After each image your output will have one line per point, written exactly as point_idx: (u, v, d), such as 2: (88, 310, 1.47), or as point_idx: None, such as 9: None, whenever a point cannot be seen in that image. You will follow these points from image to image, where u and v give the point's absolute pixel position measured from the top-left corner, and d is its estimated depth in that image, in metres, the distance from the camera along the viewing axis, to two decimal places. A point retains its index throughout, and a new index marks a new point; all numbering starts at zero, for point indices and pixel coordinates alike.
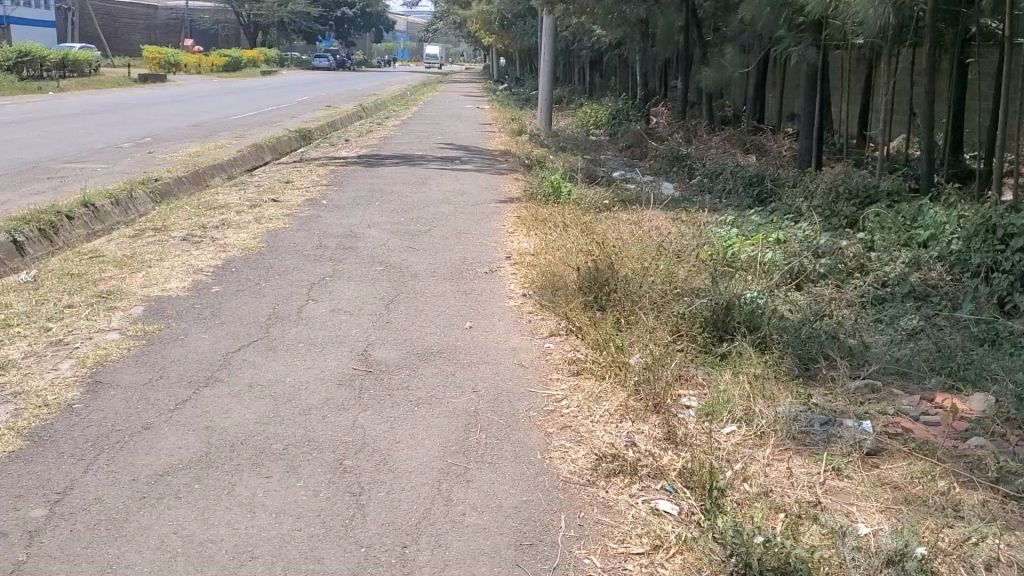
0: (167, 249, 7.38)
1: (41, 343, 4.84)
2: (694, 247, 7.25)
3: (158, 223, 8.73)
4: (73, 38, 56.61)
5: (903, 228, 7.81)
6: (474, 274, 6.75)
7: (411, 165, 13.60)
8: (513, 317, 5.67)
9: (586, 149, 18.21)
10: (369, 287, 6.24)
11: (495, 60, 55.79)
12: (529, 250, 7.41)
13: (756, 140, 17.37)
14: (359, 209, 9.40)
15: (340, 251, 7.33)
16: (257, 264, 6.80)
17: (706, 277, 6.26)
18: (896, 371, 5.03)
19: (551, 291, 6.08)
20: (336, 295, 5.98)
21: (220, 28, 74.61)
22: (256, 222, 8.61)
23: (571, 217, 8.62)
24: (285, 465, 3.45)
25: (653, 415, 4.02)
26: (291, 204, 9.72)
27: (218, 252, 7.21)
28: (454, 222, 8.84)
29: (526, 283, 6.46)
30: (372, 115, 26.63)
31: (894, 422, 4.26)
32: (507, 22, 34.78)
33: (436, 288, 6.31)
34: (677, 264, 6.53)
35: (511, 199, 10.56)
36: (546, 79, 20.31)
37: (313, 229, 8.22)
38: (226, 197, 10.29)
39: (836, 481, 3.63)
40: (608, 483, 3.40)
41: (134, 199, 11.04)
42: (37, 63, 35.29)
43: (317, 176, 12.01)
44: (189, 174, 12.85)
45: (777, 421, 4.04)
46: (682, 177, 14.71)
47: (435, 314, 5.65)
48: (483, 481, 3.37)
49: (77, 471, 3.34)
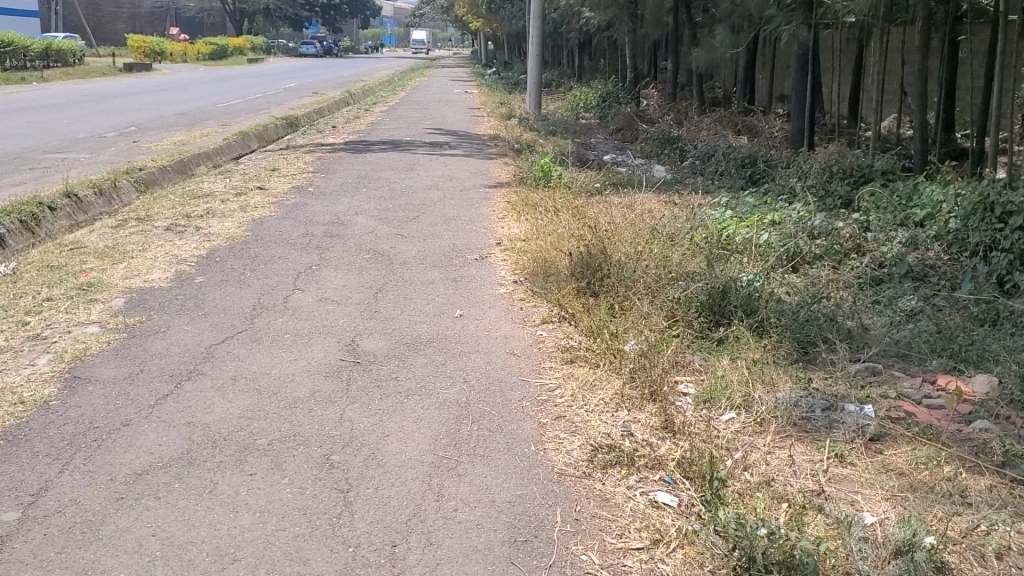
0: (149, 239, 7.23)
1: (18, 338, 4.71)
2: (688, 230, 7.12)
3: (141, 213, 8.58)
4: (56, 27, 56.00)
5: (899, 207, 7.71)
6: (463, 261, 6.61)
7: (399, 151, 13.44)
8: (505, 304, 5.55)
9: (575, 132, 18.05)
10: (356, 276, 6.10)
11: (483, 43, 55.41)
12: (520, 235, 7.27)
13: (747, 121, 17.25)
14: (346, 196, 9.25)
15: (327, 238, 7.19)
16: (241, 253, 6.66)
17: (701, 260, 6.14)
18: (896, 354, 4.92)
19: (542, 278, 5.95)
20: (323, 284, 5.84)
21: (205, 15, 73.95)
22: (241, 211, 8.46)
23: (562, 201, 8.49)
24: (270, 462, 3.32)
25: (649, 403, 3.91)
26: (277, 192, 9.56)
27: (202, 241, 7.06)
28: (443, 208, 8.71)
29: (517, 269, 6.33)
30: (359, 101, 26.39)
31: (896, 406, 4.16)
32: (495, 6, 34.53)
33: (426, 276, 6.18)
34: (671, 248, 6.41)
35: (500, 183, 10.42)
36: (535, 63, 20.12)
37: (300, 217, 8.08)
38: (211, 186, 10.12)
39: (839, 468, 3.52)
40: (605, 475, 3.28)
41: (117, 189, 10.86)
42: (20, 53, 34.93)
43: (305, 163, 11.85)
44: (174, 163, 12.67)
45: (777, 407, 3.93)
46: (674, 159, 14.59)
47: (425, 303, 5.52)
48: (475, 474, 3.25)
49: (52, 471, 3.21)
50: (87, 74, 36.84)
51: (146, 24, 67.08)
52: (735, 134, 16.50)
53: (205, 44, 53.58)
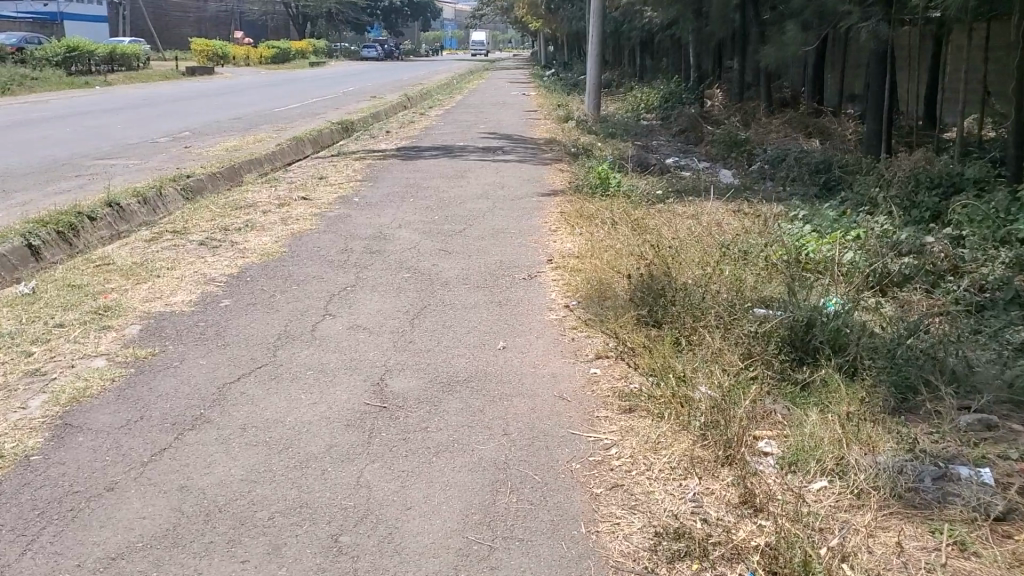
0: (180, 254, 6.81)
1: (16, 372, 4.26)
2: (762, 246, 6.45)
3: (179, 225, 8.19)
4: (123, 32, 56.98)
5: (998, 221, 6.92)
6: (510, 281, 6.04)
7: (451, 157, 12.93)
8: (555, 334, 4.96)
9: (636, 135, 17.39)
10: (393, 298, 5.58)
11: (543, 44, 54.75)
12: (573, 251, 6.67)
13: (819, 124, 16.37)
14: (392, 206, 8.78)
15: (366, 255, 6.67)
16: (273, 272, 6.18)
17: (778, 283, 5.47)
18: (1012, 402, 4.16)
19: (598, 302, 5.35)
20: (356, 309, 5.31)
21: (268, 19, 74.51)
22: (281, 223, 8.01)
23: (620, 212, 7.88)
24: (266, 544, 2.77)
25: (724, 470, 3.29)
26: (322, 202, 9.13)
27: (235, 258, 6.62)
28: (494, 219, 8.17)
29: (570, 290, 5.74)
30: (416, 104, 26.02)
31: (1020, 471, 3.44)
32: (554, 6, 33.99)
33: (467, 299, 5.61)
34: (742, 268, 5.75)
35: (555, 191, 9.85)
36: (595, 63, 19.48)
37: (340, 230, 7.60)
38: (254, 195, 9.72)
39: (961, 560, 2.84)
40: (672, 572, 2.68)
41: (162, 198, 10.55)
42: (85, 58, 35.42)
43: (353, 170, 11.41)
44: (222, 169, 12.34)
45: (877, 475, 3.27)
46: (741, 164, 13.83)
47: (465, 330, 4.97)
48: (511, 568, 2.68)
49: (12, 554, 2.73)
50: (149, 78, 37.15)
51: (211, 28, 67.98)
52: (806, 137, 15.65)
53: (266, 47, 53.93)
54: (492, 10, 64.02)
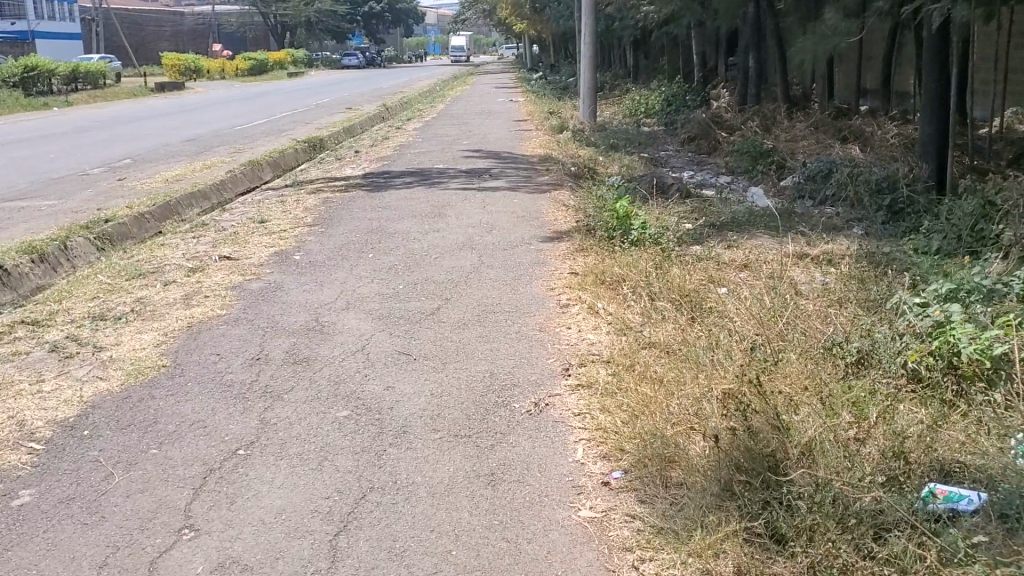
0: (12, 375, 4.52)
1: None
2: (890, 338, 4.18)
3: (51, 308, 5.90)
4: (95, 49, 54.37)
5: None
6: (503, 422, 3.77)
7: (428, 186, 10.66)
8: (598, 565, 2.72)
9: (641, 145, 15.18)
10: (309, 478, 3.30)
11: (527, 47, 52.26)
12: (598, 355, 4.40)
13: (855, 127, 14.16)
14: (342, 268, 6.56)
15: (288, 369, 4.43)
16: (132, 416, 3.92)
17: (963, 448, 3.21)
18: None
19: (663, 483, 3.10)
20: (241, 516, 3.04)
21: (245, 31, 71.94)
22: (182, 304, 5.75)
23: (653, 273, 5.63)
24: None
25: None
26: (253, 262, 6.88)
27: (91, 384, 4.33)
28: (479, 287, 5.94)
29: (606, 444, 3.47)
30: (395, 116, 23.77)
31: None
32: (539, 5, 31.62)
33: (435, 471, 3.34)
34: (883, 405, 3.50)
35: (558, 234, 7.62)
36: (589, 66, 17.25)
37: (262, 317, 5.35)
38: (168, 252, 7.44)
39: None
40: None
41: (65, 252, 8.27)
42: (45, 78, 32.92)
43: (304, 210, 9.15)
44: (151, 209, 10.10)
45: None
46: (773, 179, 11.57)
47: (428, 566, 2.73)
48: None
49: None
50: (114, 95, 34.74)
51: (186, 41, 65.48)
52: (841, 143, 13.43)
53: (242, 60, 51.56)
54: (477, 14, 61.90)
